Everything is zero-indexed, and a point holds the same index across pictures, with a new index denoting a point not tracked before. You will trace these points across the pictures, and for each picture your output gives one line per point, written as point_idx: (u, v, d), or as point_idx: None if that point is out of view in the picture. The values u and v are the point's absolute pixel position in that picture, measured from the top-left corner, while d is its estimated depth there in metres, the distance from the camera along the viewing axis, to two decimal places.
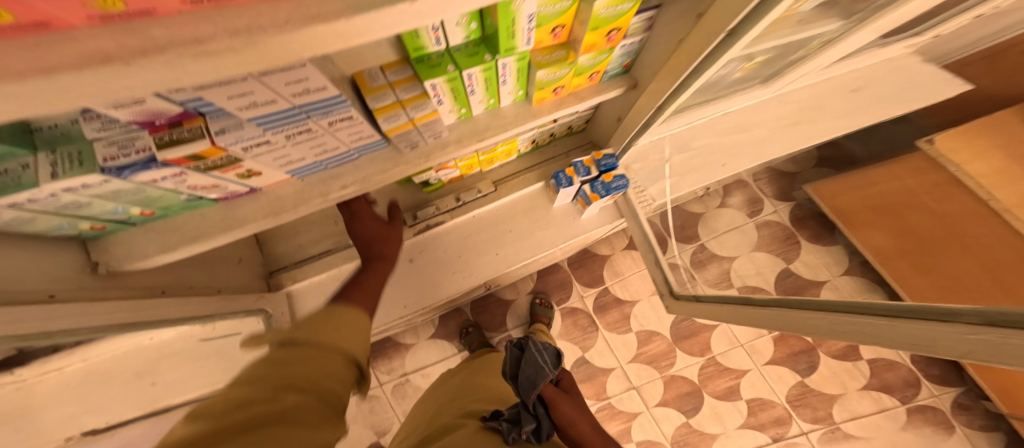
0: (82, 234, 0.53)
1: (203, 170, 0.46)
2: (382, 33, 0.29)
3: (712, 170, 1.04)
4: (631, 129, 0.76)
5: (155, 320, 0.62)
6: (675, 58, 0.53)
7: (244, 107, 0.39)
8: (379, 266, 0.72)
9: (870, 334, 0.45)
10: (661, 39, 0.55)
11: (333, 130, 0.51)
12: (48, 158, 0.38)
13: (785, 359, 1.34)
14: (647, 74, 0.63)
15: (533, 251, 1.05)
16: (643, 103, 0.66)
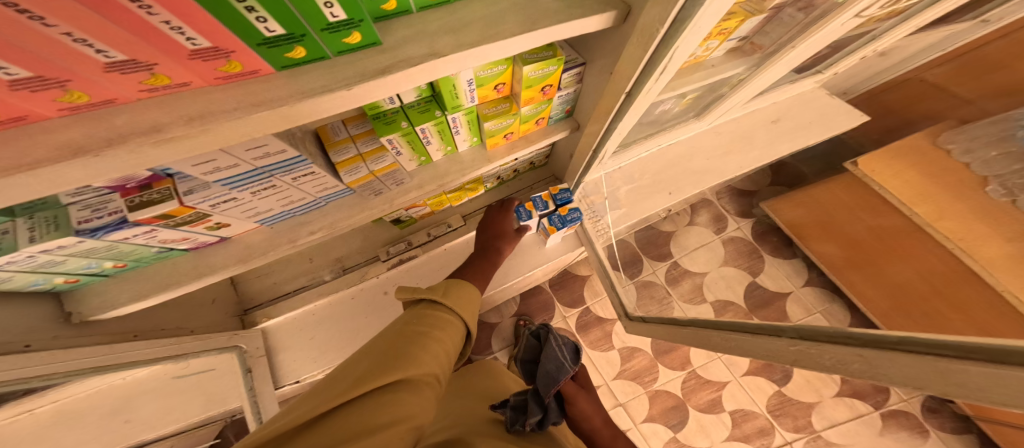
0: (55, 288, 0.56)
1: (173, 226, 0.50)
2: (316, 111, 0.36)
3: (660, 197, 1.10)
4: (579, 165, 0.85)
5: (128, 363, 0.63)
6: (599, 108, 0.61)
7: (209, 172, 0.44)
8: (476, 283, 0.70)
9: (741, 347, 0.47)
10: (589, 92, 0.63)
11: (298, 184, 0.57)
12: (27, 223, 0.41)
13: (762, 369, 1.37)
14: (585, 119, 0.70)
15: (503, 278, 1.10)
16: (585, 143, 0.74)
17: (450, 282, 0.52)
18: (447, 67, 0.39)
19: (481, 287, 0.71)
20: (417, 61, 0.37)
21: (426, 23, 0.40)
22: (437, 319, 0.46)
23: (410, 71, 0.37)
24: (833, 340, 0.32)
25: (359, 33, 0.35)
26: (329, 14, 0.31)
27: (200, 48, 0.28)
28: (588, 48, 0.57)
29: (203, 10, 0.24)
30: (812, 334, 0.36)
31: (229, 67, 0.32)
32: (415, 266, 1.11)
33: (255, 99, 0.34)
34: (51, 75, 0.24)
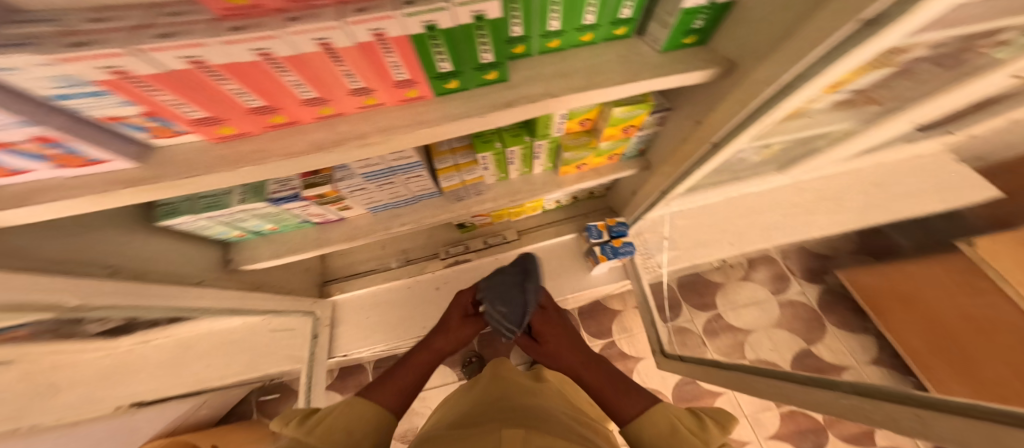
0: (226, 239, 0.75)
1: (320, 204, 0.68)
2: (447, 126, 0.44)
3: (718, 247, 1.15)
4: (643, 202, 0.89)
5: (250, 310, 0.80)
6: (679, 152, 0.64)
7: (364, 165, 0.61)
8: (419, 356, 0.74)
9: (795, 398, 0.51)
10: (670, 135, 0.67)
11: (408, 183, 0.72)
12: (240, 190, 0.59)
13: (790, 437, 1.30)
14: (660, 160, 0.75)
15: (544, 296, 1.16)
16: (655, 180, 0.78)
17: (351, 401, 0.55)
18: (556, 105, 0.45)
19: (420, 367, 0.72)
20: (536, 98, 0.44)
21: (542, 66, 0.46)
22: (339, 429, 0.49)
23: (530, 106, 0.44)
24: (896, 402, 0.35)
25: (497, 72, 0.45)
26: (483, 56, 0.41)
27: (402, 79, 0.41)
28: (677, 97, 0.61)
29: (413, 50, 0.37)
30: (869, 392, 0.40)
31: (410, 94, 0.45)
32: (467, 268, 1.21)
33: (419, 117, 0.45)
34: (324, 96, 0.40)
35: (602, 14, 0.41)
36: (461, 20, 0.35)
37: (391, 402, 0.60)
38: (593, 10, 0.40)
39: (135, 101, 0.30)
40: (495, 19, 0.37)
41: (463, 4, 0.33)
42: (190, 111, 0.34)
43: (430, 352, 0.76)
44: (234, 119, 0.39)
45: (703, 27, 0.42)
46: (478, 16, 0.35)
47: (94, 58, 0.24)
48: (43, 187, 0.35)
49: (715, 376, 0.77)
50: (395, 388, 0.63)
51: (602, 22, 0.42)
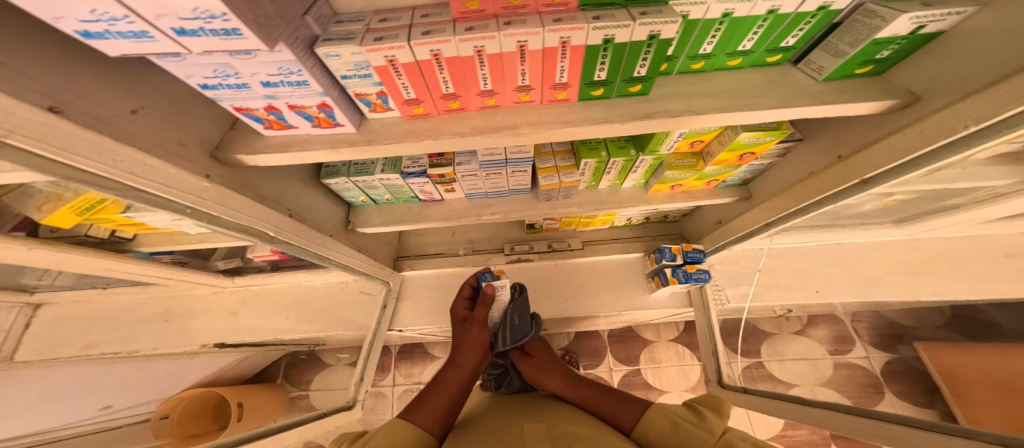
0: (354, 203, 0.92)
1: (436, 182, 0.83)
2: (584, 125, 0.49)
3: (802, 293, 1.03)
4: (730, 234, 0.85)
5: (357, 271, 0.94)
6: (799, 187, 0.61)
7: (485, 154, 0.72)
8: (450, 375, 0.79)
9: (902, 439, 0.47)
10: (792, 168, 0.64)
11: (510, 175, 0.80)
12: (383, 163, 0.79)
13: None
14: (772, 193, 0.70)
15: (599, 309, 1.15)
16: (754, 214, 0.75)
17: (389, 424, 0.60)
18: (695, 122, 0.46)
19: (453, 384, 0.76)
20: (676, 113, 0.45)
21: (682, 84, 0.48)
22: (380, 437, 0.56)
23: (669, 120, 0.46)
24: None
25: (642, 85, 0.47)
26: (637, 69, 0.44)
27: (561, 82, 0.48)
28: (816, 128, 0.59)
29: (583, 58, 0.43)
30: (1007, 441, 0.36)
31: (560, 96, 0.51)
32: (528, 268, 1.23)
33: (563, 117, 0.51)
34: (495, 89, 0.51)
35: (760, 41, 0.43)
36: (637, 37, 0.39)
37: (427, 420, 0.64)
38: (754, 37, 0.42)
39: (385, 83, 0.48)
40: (666, 39, 0.40)
41: (646, 24, 0.36)
42: (409, 91, 0.50)
43: (458, 370, 0.82)
44: (427, 103, 0.53)
45: (884, 58, 0.43)
46: (654, 34, 0.38)
47: (386, 48, 0.41)
48: (297, 139, 0.54)
49: (784, 410, 0.73)
50: (430, 408, 0.67)
51: (757, 49, 0.44)
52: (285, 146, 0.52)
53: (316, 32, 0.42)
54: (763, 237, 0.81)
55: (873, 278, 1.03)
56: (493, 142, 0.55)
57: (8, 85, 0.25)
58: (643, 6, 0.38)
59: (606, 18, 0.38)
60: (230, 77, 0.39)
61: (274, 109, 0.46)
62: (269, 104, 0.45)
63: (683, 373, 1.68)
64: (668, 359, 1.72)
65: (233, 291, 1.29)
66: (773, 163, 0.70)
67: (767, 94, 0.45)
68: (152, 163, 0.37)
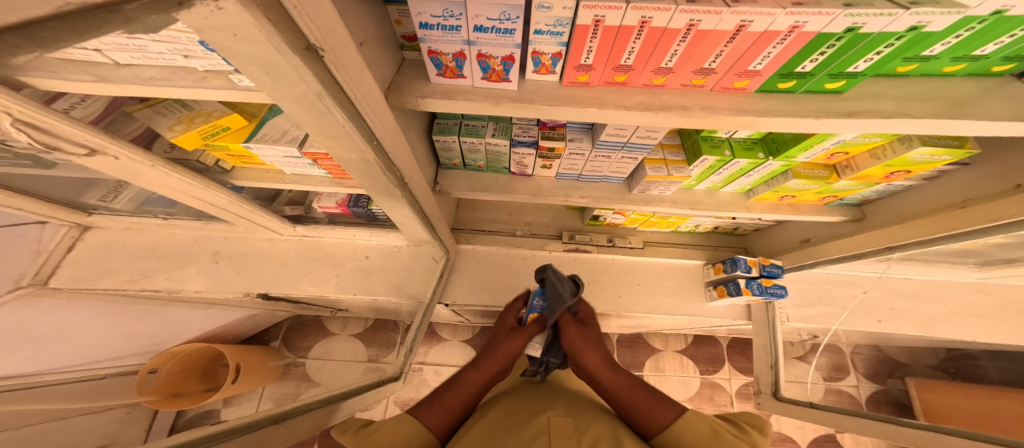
0: (446, 166, 0.92)
1: (539, 156, 0.82)
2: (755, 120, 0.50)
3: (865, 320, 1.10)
4: (834, 253, 0.87)
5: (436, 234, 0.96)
6: (953, 214, 0.60)
7: (607, 134, 0.71)
8: (471, 377, 0.64)
9: None
10: (938, 193, 0.64)
11: (616, 161, 0.80)
12: (495, 126, 0.79)
13: None
14: (904, 218, 0.70)
15: (648, 310, 1.15)
16: (874, 236, 0.76)
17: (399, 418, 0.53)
18: (904, 124, 0.47)
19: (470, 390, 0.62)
20: (887, 115, 0.47)
21: (883, 86, 0.50)
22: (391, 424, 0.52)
23: (876, 120, 0.47)
24: None
25: (845, 82, 0.49)
26: (854, 65, 0.46)
27: (752, 70, 0.48)
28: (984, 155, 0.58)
29: (804, 45, 0.43)
30: None
31: (740, 84, 0.51)
32: (586, 259, 1.22)
33: (740, 105, 0.51)
34: (676, 68, 0.50)
35: (1004, 48, 0.44)
36: (892, 28, 0.40)
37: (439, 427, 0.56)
38: (1001, 43, 0.43)
39: (572, 44, 0.49)
40: (922, 33, 0.41)
41: (918, 13, 0.37)
42: (588, 57, 0.50)
43: (482, 373, 0.66)
44: (595, 71, 0.53)
45: None
46: (916, 25, 0.40)
47: (603, 6, 0.42)
48: (460, 89, 0.55)
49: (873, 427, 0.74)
50: (445, 402, 0.59)
51: (994, 56, 0.45)
52: (449, 94, 0.55)
53: None
54: (874, 259, 0.82)
55: (922, 316, 1.06)
56: (652, 121, 0.55)
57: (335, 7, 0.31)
58: None
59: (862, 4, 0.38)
60: (454, 18, 0.44)
61: (460, 55, 0.49)
62: (462, 51, 0.48)
63: (684, 384, 1.70)
64: (672, 369, 1.72)
65: (286, 241, 1.27)
66: (912, 187, 0.69)
67: (968, 112, 0.45)
68: (374, 89, 0.41)
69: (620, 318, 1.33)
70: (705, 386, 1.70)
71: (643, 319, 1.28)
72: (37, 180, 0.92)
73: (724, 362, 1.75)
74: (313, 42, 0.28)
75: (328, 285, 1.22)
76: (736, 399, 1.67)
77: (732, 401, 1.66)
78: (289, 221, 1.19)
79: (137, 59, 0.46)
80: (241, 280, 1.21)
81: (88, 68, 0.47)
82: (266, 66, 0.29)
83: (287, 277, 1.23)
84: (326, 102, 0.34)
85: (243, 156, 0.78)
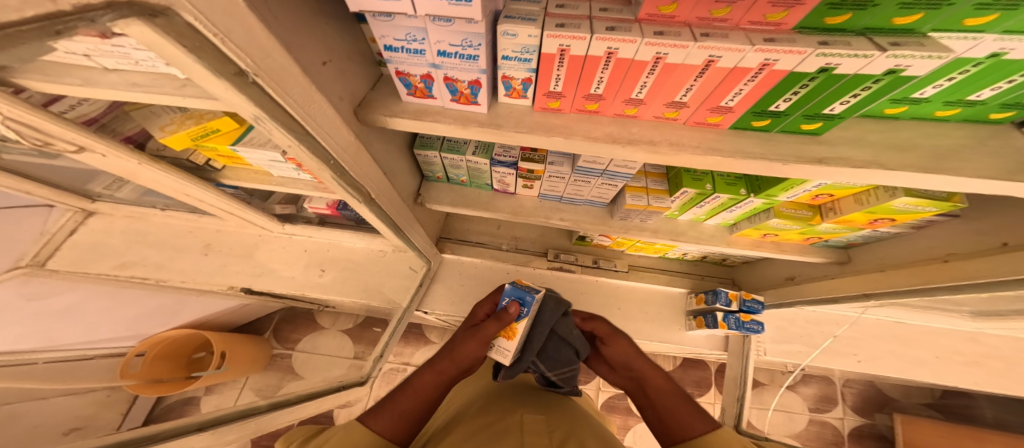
0: (428, 177, 0.93)
1: (519, 176, 0.81)
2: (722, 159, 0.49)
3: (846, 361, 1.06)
4: (818, 296, 0.84)
5: (413, 243, 0.96)
6: (933, 269, 0.57)
7: (585, 160, 0.70)
8: (425, 378, 0.65)
9: None
10: (921, 242, 0.61)
11: (596, 186, 0.79)
12: (476, 144, 0.78)
13: None
14: (886, 266, 0.68)
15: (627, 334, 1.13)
16: (853, 281, 0.75)
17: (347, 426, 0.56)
18: (881, 175, 0.45)
19: (425, 392, 0.63)
20: (859, 164, 0.45)
21: (865, 129, 0.49)
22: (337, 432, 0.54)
23: (846, 168, 0.45)
24: None
25: (822, 124, 0.47)
26: (831, 106, 0.44)
27: (725, 106, 0.47)
28: (980, 207, 0.53)
29: (777, 83, 0.41)
30: None
31: (713, 120, 0.50)
32: (569, 279, 1.20)
33: (711, 142, 0.50)
34: (646, 101, 0.50)
35: (1003, 94, 0.42)
36: (868, 69, 0.37)
37: (389, 430, 0.57)
38: (998, 88, 0.41)
39: (540, 71, 0.48)
40: (905, 76, 0.38)
41: (896, 56, 0.35)
42: (557, 84, 0.50)
43: (436, 373, 0.66)
44: (566, 99, 0.53)
45: None
46: (895, 68, 0.37)
47: (567, 36, 0.41)
48: (431, 108, 0.55)
49: None
50: (395, 413, 0.59)
51: (990, 102, 0.43)
52: (418, 114, 0.54)
53: (505, 10, 0.44)
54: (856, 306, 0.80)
55: (912, 360, 1.01)
56: (621, 154, 0.54)
57: (274, 31, 0.31)
58: (893, 38, 0.37)
59: (836, 44, 0.36)
60: (417, 41, 0.44)
61: (428, 77, 0.49)
62: (428, 73, 0.48)
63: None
64: None
65: (276, 237, 1.28)
66: (897, 235, 0.67)
67: (946, 168, 0.43)
68: (326, 107, 0.41)
69: None
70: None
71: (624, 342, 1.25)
72: (44, 169, 0.96)
73: (710, 386, 1.68)
74: (243, 69, 0.28)
75: (311, 284, 1.22)
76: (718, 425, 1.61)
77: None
78: (279, 219, 1.20)
79: (123, 65, 0.47)
80: (227, 272, 1.23)
81: (80, 73, 0.48)
82: (203, 85, 0.29)
83: (273, 272, 1.24)
84: (266, 123, 0.34)
85: (232, 157, 0.79)
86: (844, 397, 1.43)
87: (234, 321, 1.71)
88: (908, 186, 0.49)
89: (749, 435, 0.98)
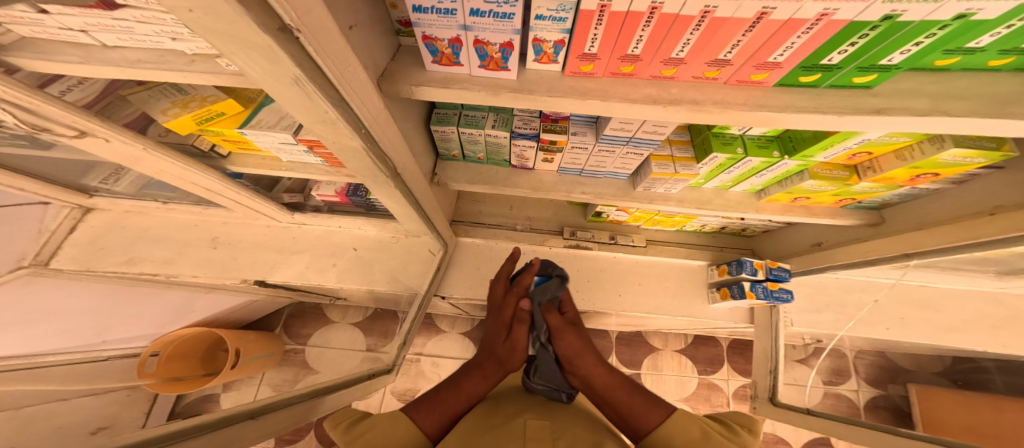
0: (445, 157, 0.90)
1: (540, 149, 0.79)
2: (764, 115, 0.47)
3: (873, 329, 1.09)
4: (847, 258, 0.85)
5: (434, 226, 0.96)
6: (980, 222, 0.56)
7: (613, 128, 0.67)
8: (468, 383, 0.63)
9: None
10: (964, 197, 0.61)
11: (620, 156, 0.77)
12: (495, 117, 0.76)
13: None
14: (923, 225, 0.68)
15: (647, 310, 1.14)
16: (889, 243, 0.75)
17: (393, 414, 0.53)
18: (935, 124, 0.44)
19: (471, 392, 0.61)
20: (917, 113, 0.43)
21: (913, 84, 0.47)
22: (383, 420, 0.50)
23: (906, 117, 0.44)
24: None
25: (876, 76, 0.45)
26: (889, 57, 0.42)
27: (772, 62, 0.45)
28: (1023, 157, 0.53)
29: (834, 33, 0.39)
30: None
31: (757, 77, 0.48)
32: (585, 257, 1.20)
33: (756, 99, 0.48)
34: (687, 60, 0.47)
35: None
36: (936, 15, 0.35)
37: (435, 428, 0.54)
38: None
39: (576, 31, 0.45)
40: (973, 20, 0.36)
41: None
42: (592, 46, 0.47)
43: (480, 377, 0.64)
44: (600, 61, 0.50)
45: None
46: (965, 13, 0.34)
47: None
48: (458, 77, 0.52)
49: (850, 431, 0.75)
50: (441, 407, 0.57)
51: None
52: (446, 83, 0.52)
53: None
54: (888, 266, 0.80)
55: (936, 327, 1.04)
56: (659, 116, 0.52)
57: None
58: None
59: None
60: (448, 0, 0.41)
61: (458, 41, 0.47)
62: (458, 36, 0.46)
63: (681, 384, 1.68)
64: (670, 368, 1.71)
65: (284, 227, 1.26)
66: (935, 192, 0.67)
67: (1007, 114, 0.41)
68: (359, 73, 0.39)
69: (618, 317, 1.32)
70: (703, 386, 1.68)
71: (641, 318, 1.26)
72: (35, 161, 0.91)
73: (723, 363, 1.72)
74: (288, 23, 0.26)
75: (325, 274, 1.21)
76: (733, 400, 1.64)
77: (728, 402, 1.64)
78: (288, 209, 1.18)
79: (124, 40, 0.44)
80: (234, 266, 1.20)
81: (80, 49, 0.46)
82: (244, 48, 0.27)
83: (283, 262, 1.23)
84: (307, 86, 0.32)
85: (239, 142, 0.76)
86: (857, 369, 1.47)
87: (245, 316, 1.70)
88: (958, 137, 0.48)
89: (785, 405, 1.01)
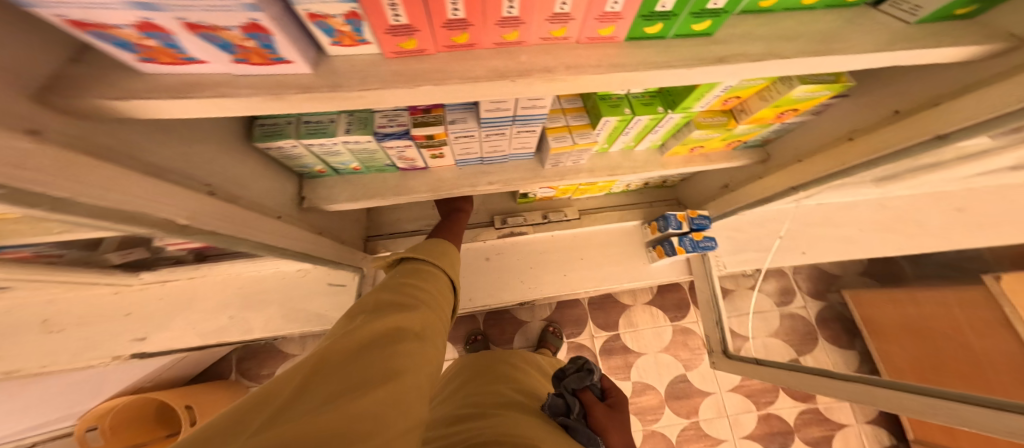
0: (309, 173, 0.74)
1: (421, 146, 0.66)
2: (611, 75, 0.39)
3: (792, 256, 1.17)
4: (749, 197, 0.87)
5: (318, 255, 0.81)
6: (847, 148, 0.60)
7: (489, 110, 0.56)
8: None
9: (883, 396, 0.58)
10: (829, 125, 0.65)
11: (515, 137, 0.67)
12: (348, 118, 0.60)
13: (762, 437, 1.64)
14: (800, 156, 0.72)
15: (595, 284, 1.12)
16: (774, 179, 0.79)
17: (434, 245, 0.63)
18: (777, 67, 0.40)
19: None
20: (757, 57, 0.38)
21: (747, 26, 0.41)
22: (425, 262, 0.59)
23: (748, 64, 0.38)
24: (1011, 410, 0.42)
25: (709, 22, 0.39)
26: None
27: (612, 12, 0.35)
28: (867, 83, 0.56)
29: None
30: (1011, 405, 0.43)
31: (604, 31, 0.39)
32: (523, 242, 1.13)
33: (609, 59, 0.40)
34: (521, 18, 0.36)
35: None
36: None
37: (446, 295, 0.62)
38: None
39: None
40: None
41: None
42: (397, 14, 0.33)
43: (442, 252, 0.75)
44: (421, 33, 0.37)
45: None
46: None
47: None
48: (206, 80, 0.35)
49: (803, 382, 0.77)
50: None
51: None
52: (186, 90, 0.34)
53: None
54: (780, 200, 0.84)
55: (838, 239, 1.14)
56: (515, 92, 0.42)
57: None
58: None
59: None
60: None
61: (150, 28, 0.27)
62: (144, 21, 0.26)
63: (658, 335, 1.75)
64: (644, 322, 1.77)
65: (142, 289, 0.99)
66: (801, 124, 0.71)
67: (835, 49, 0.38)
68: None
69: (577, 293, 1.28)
70: (679, 332, 1.76)
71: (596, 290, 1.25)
72: None
73: (689, 306, 1.82)
74: None
75: (225, 333, 1.02)
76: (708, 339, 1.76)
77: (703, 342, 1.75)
78: (129, 269, 0.89)
79: None
80: (92, 350, 0.94)
81: None
82: None
83: (164, 328, 0.99)
84: None
85: None
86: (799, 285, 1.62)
87: None
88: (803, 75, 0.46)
89: (740, 356, 1.04)
